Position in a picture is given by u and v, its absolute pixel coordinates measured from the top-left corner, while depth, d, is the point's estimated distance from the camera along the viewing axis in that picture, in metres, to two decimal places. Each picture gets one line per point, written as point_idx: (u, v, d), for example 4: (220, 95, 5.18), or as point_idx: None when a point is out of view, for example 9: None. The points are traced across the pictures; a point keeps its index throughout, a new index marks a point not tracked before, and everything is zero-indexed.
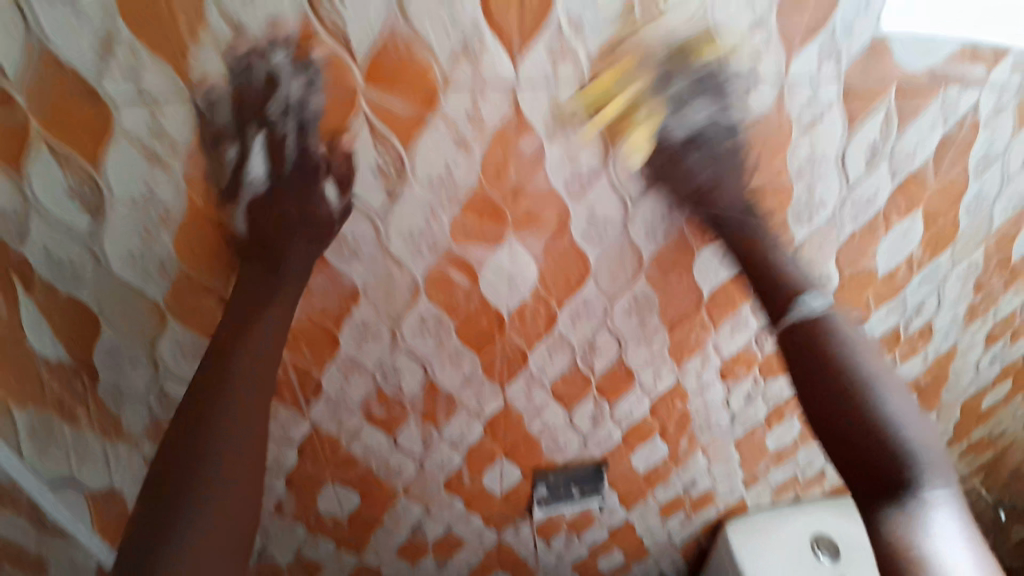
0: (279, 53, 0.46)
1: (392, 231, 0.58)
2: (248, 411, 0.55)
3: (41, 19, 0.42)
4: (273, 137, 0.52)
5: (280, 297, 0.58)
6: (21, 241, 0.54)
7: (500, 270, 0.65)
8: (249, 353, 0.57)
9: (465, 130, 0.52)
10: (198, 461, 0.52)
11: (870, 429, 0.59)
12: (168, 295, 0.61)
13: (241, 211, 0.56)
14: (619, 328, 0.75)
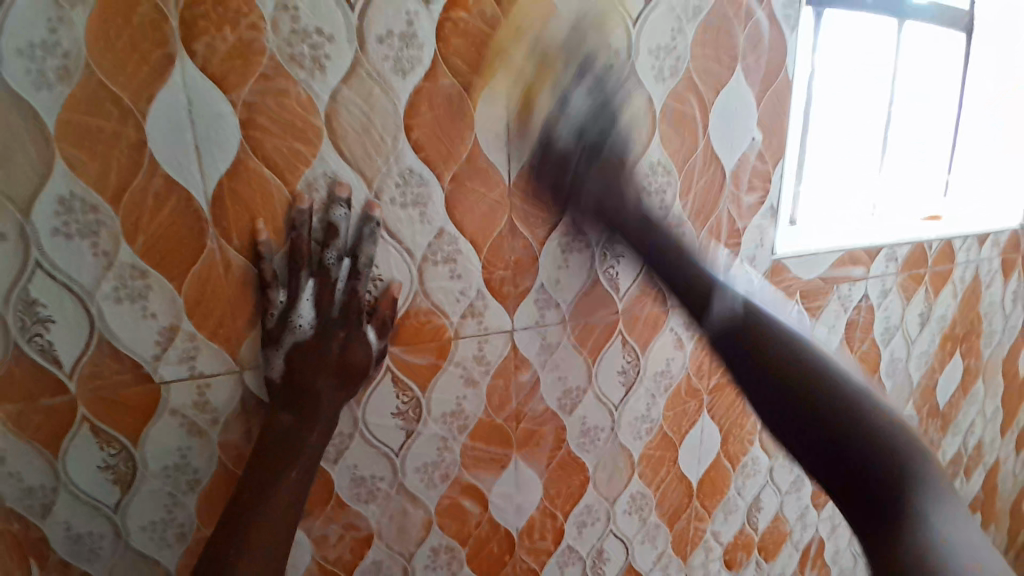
0: (339, 210, 0.51)
1: (408, 466, 0.62)
2: None
3: (110, 316, 0.49)
4: (325, 284, 0.51)
5: (280, 495, 0.51)
6: (43, 517, 0.52)
7: (508, 489, 0.68)
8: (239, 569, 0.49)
9: (472, 368, 0.61)
10: None
11: (824, 411, 0.39)
12: (183, 559, 0.58)
13: (279, 357, 0.53)
14: (623, 529, 0.77)
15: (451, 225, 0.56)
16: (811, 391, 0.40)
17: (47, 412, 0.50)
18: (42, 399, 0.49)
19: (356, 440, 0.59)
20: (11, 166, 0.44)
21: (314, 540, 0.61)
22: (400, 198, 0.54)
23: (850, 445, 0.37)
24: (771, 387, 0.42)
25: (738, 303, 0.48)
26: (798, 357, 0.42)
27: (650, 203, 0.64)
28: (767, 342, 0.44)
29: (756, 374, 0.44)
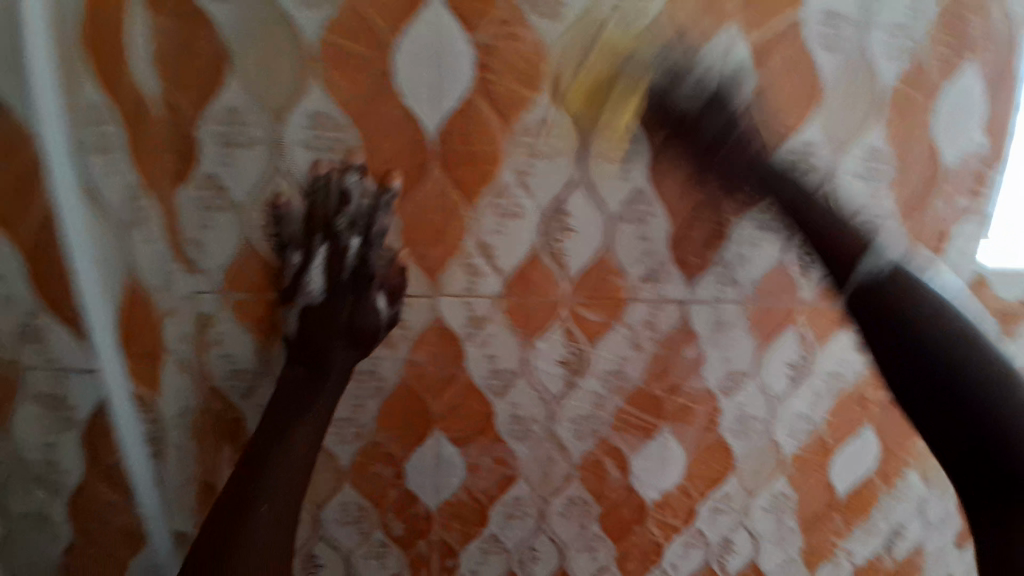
0: (352, 175, 0.47)
1: (562, 414, 0.64)
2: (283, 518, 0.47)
3: None
4: (336, 251, 0.48)
5: (298, 441, 0.49)
6: (244, 399, 0.56)
7: (649, 459, 0.68)
8: (262, 515, 0.47)
9: (641, 332, 0.61)
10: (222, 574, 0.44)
11: (951, 364, 0.48)
12: (354, 460, 0.64)
13: (292, 316, 0.51)
14: (757, 525, 0.74)
15: (649, 185, 0.55)
16: (921, 324, 0.50)
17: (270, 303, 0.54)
18: (269, 294, 0.53)
19: (521, 380, 0.62)
20: (274, 78, 0.49)
21: (469, 467, 0.66)
22: (604, 154, 0.54)
23: (988, 430, 0.47)
24: (931, 382, 0.49)
25: (889, 269, 0.53)
26: (984, 375, 0.48)
27: (860, 188, 0.59)
28: (838, 243, 0.54)
29: (928, 347, 0.49)
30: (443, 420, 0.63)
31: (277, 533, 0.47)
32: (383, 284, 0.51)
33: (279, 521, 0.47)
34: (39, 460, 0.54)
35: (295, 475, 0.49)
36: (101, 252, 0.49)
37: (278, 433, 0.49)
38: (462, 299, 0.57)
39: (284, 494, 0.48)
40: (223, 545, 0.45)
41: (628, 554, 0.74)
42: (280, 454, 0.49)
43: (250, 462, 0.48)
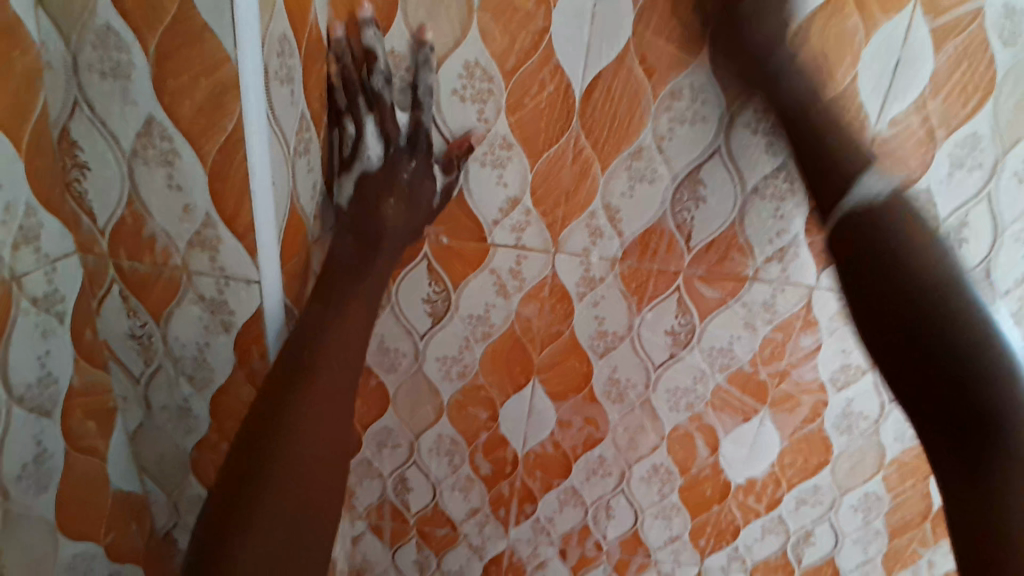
0: (370, 32, 0.50)
1: (660, 384, 0.64)
2: (330, 385, 0.53)
3: (473, 175, 0.55)
4: (382, 113, 0.53)
5: (353, 314, 0.55)
6: None
7: (741, 441, 0.68)
8: (299, 426, 0.51)
9: (757, 314, 0.60)
10: (277, 423, 0.50)
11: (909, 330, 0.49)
12: (455, 397, 0.68)
13: (348, 180, 0.56)
14: (842, 523, 0.72)
15: (795, 163, 0.52)
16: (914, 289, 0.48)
17: None
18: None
19: (626, 344, 0.62)
20: (434, 25, 0.50)
21: (560, 421, 0.68)
22: (755, 124, 0.51)
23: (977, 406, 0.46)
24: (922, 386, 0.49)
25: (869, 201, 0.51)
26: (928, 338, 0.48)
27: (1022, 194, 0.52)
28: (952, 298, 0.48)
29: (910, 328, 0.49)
30: (543, 372, 0.65)
31: (311, 443, 0.51)
32: (439, 158, 0.54)
33: (309, 429, 0.51)
34: (190, 357, 0.54)
35: (348, 341, 0.55)
36: (275, 174, 0.47)
37: (310, 342, 0.53)
38: (579, 258, 0.58)
39: (330, 383, 0.53)
40: (280, 397, 0.51)
41: (702, 529, 0.75)
42: (313, 366, 0.53)
43: (281, 375, 0.52)
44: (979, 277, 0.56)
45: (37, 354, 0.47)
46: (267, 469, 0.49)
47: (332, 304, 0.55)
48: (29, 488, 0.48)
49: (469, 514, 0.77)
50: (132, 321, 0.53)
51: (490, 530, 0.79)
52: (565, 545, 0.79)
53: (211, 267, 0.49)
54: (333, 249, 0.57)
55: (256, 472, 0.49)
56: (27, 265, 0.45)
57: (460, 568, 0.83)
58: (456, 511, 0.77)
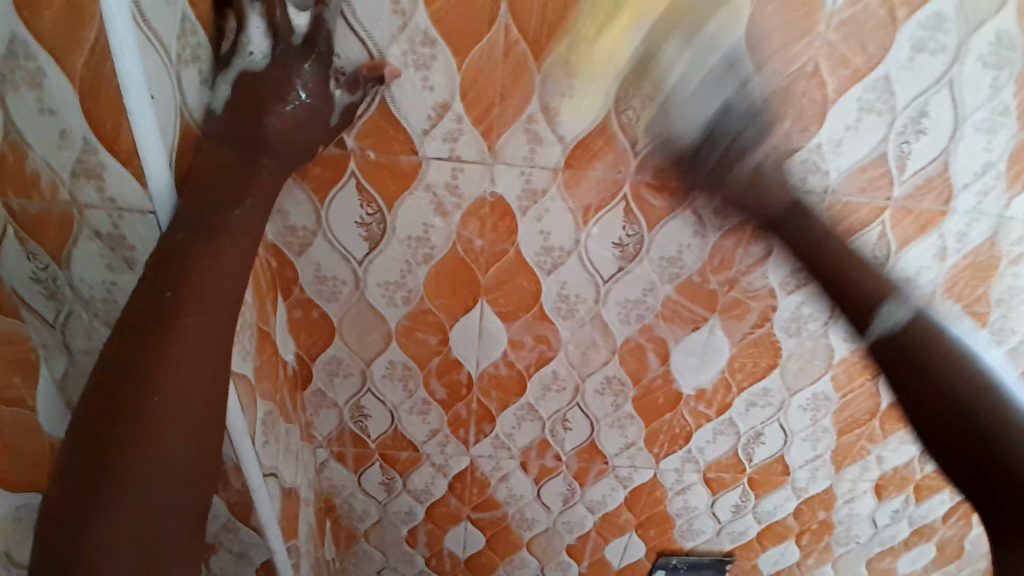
0: None
1: (611, 299, 0.63)
2: (206, 323, 0.45)
3: (394, 78, 0.49)
4: (273, 4, 0.44)
5: (229, 232, 0.46)
6: (300, 253, 0.60)
7: (692, 350, 0.68)
8: (168, 371, 0.44)
9: (708, 220, 0.58)
10: (144, 371, 0.43)
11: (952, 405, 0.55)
12: (402, 322, 0.65)
13: (227, 80, 0.46)
14: (791, 422, 0.75)
15: (746, 53, 0.48)
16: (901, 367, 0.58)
17: (324, 160, 0.53)
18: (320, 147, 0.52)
19: (574, 259, 0.60)
20: None
21: (512, 342, 0.67)
22: (700, 9, 0.46)
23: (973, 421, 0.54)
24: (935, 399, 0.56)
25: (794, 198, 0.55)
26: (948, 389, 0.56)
27: (982, 77, 0.49)
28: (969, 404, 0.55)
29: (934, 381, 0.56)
30: (490, 292, 0.63)
31: (183, 405, 0.45)
32: (337, 75, 0.48)
33: (179, 390, 0.44)
34: (101, 298, 0.51)
35: (223, 266, 0.46)
36: (156, 91, 0.42)
37: (171, 275, 0.44)
38: (519, 169, 0.54)
39: (204, 318, 0.45)
40: (141, 337, 0.43)
41: (657, 434, 0.77)
42: (182, 309, 0.44)
43: (142, 319, 0.44)
44: (938, 169, 0.54)
45: None
46: (130, 434, 0.42)
47: (197, 225, 0.45)
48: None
49: (430, 435, 0.78)
50: (33, 264, 0.48)
51: (452, 450, 0.80)
52: (526, 458, 0.80)
53: (100, 199, 0.45)
54: (200, 160, 0.46)
55: (116, 438, 0.42)
56: None
57: (426, 486, 0.85)
58: (416, 433, 0.78)
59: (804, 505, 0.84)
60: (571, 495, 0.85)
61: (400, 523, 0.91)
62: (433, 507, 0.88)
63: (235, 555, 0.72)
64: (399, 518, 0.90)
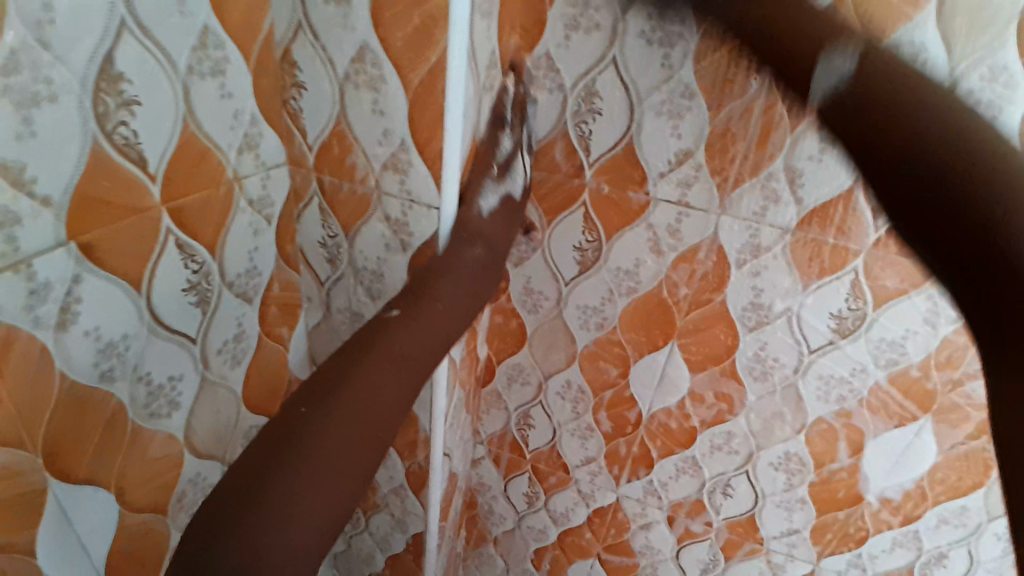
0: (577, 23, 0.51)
1: (811, 370, 0.60)
2: (411, 356, 0.47)
3: (645, 123, 0.53)
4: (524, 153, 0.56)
5: (447, 297, 0.51)
6: (518, 265, 0.66)
7: (890, 448, 0.62)
8: (364, 383, 0.45)
9: (943, 310, 0.53)
10: (347, 377, 0.45)
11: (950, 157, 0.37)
12: (589, 346, 0.69)
13: (494, 195, 0.54)
14: (981, 551, 0.64)
15: None
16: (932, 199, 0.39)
17: (562, 187, 0.60)
18: (560, 175, 0.59)
19: (781, 322, 0.59)
20: None
21: (692, 392, 0.67)
22: (975, 95, 0.44)
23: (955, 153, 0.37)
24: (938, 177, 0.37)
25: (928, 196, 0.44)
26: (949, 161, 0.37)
27: None
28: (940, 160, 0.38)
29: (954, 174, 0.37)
30: (683, 336, 0.64)
31: (355, 427, 0.43)
32: (581, 136, 0.56)
33: (361, 406, 0.44)
34: (371, 268, 0.58)
35: (438, 322, 0.49)
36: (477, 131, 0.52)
37: (396, 315, 0.49)
38: (746, 222, 0.55)
39: (409, 350, 0.47)
40: (357, 353, 0.47)
41: (827, 529, 0.70)
42: (380, 344, 0.47)
43: (348, 349, 0.48)
44: None
45: (248, 249, 0.55)
46: (300, 436, 0.42)
47: (424, 287, 0.51)
48: (226, 363, 0.56)
49: (583, 462, 0.80)
50: (325, 231, 0.59)
51: (601, 482, 0.81)
52: (673, 513, 0.78)
53: (398, 188, 0.52)
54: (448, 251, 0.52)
55: (288, 441, 0.41)
56: (248, 169, 0.53)
57: (565, 511, 0.87)
58: (571, 456, 0.80)
59: None
60: (711, 566, 0.81)
61: (531, 540, 0.93)
62: (566, 534, 0.90)
63: (394, 519, 0.80)
64: (532, 535, 0.93)
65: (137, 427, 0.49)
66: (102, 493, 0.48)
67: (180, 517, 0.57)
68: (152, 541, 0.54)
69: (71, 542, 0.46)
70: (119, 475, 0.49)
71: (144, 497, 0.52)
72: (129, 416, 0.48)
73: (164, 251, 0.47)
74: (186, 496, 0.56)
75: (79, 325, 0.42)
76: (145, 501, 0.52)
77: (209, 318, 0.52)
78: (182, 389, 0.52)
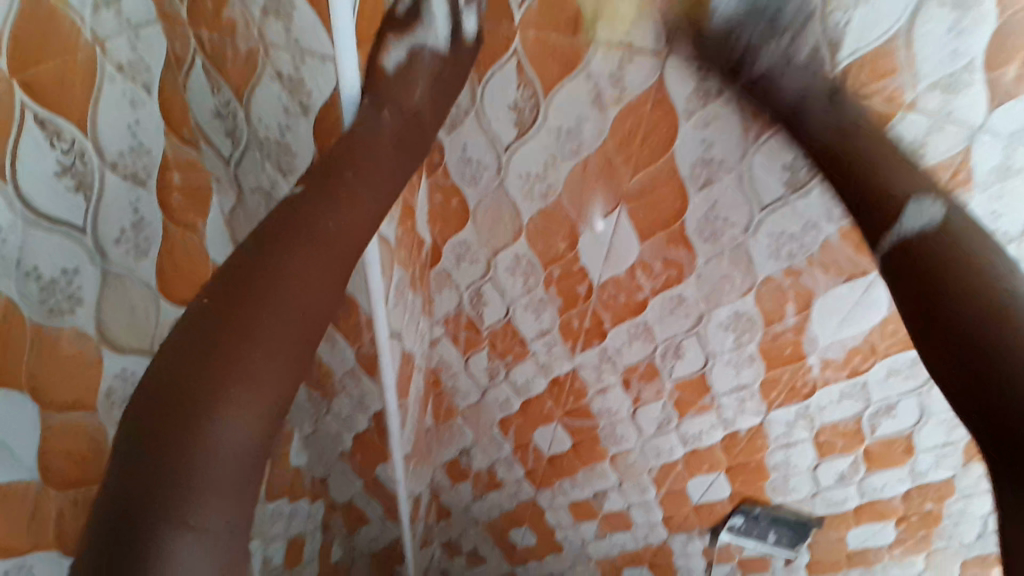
0: None
1: (763, 228, 0.58)
2: (307, 277, 0.44)
3: None
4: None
5: (363, 186, 0.48)
6: (450, 131, 0.61)
7: (839, 304, 0.62)
8: (268, 311, 0.42)
9: (901, 155, 0.48)
10: (238, 334, 0.41)
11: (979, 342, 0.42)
12: (536, 216, 0.65)
13: (400, 49, 0.52)
14: (932, 402, 0.67)
15: None
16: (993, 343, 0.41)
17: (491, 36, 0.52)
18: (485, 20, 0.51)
19: (732, 177, 0.55)
20: None
21: (641, 261, 0.65)
22: None
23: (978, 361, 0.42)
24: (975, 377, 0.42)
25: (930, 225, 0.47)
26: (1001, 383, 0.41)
27: None
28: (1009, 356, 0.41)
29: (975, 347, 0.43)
30: (633, 200, 0.60)
31: (267, 389, 0.41)
32: None
33: (263, 338, 0.41)
34: (276, 138, 0.54)
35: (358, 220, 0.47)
36: None
37: (297, 224, 0.45)
38: (692, 64, 0.49)
39: (309, 278, 0.44)
40: (240, 282, 0.42)
41: (774, 383, 0.73)
42: (264, 281, 0.42)
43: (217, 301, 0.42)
44: None
45: (128, 123, 0.48)
46: (216, 379, 0.39)
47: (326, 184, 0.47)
48: (129, 254, 0.51)
49: (538, 335, 0.79)
50: (219, 99, 0.54)
51: (558, 352, 0.81)
52: (628, 377, 0.80)
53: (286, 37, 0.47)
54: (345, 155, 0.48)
55: (202, 391, 0.39)
56: (108, 27, 0.45)
57: (526, 381, 0.88)
58: (527, 329, 0.79)
59: (912, 488, 0.80)
60: (666, 422, 0.85)
61: (497, 409, 0.96)
62: (528, 403, 0.92)
63: (355, 400, 0.81)
64: (497, 406, 0.95)
65: (38, 326, 0.45)
66: (15, 395, 0.45)
67: (115, 414, 0.55)
68: (86, 438, 0.53)
69: None
70: (29, 377, 0.46)
71: (65, 394, 0.50)
72: (25, 315, 0.44)
73: (22, 132, 0.40)
74: (115, 393, 0.54)
75: None
76: (67, 400, 0.50)
77: (94, 204, 0.47)
78: (82, 284, 0.48)
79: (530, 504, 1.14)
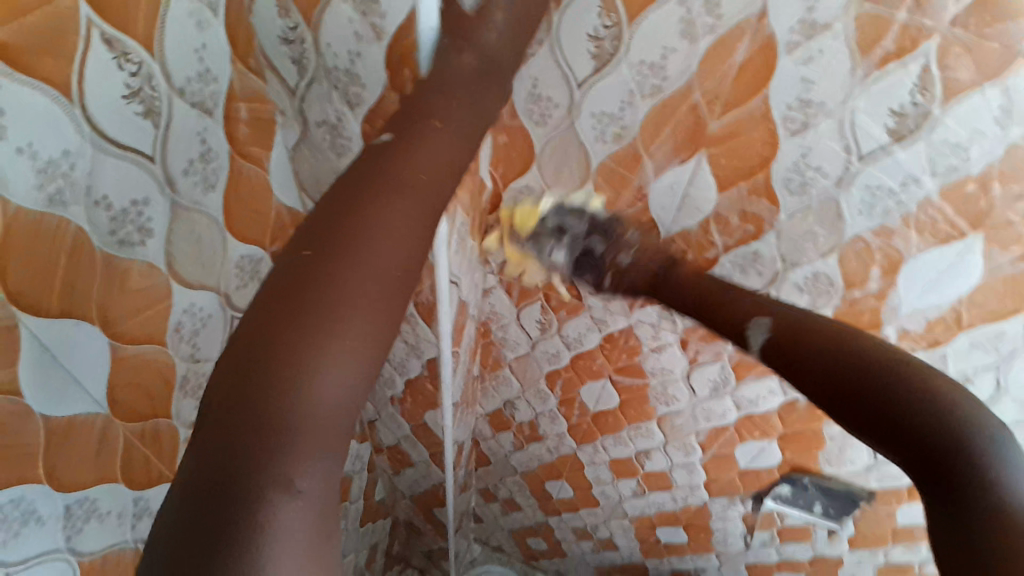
0: None
1: (857, 181, 0.53)
2: (399, 222, 0.42)
3: None
4: None
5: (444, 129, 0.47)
6: (525, 66, 0.57)
7: (931, 269, 0.56)
8: (362, 254, 0.39)
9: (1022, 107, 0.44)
10: (335, 277, 0.38)
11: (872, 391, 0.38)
12: (607, 160, 0.61)
13: None
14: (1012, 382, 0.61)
15: None
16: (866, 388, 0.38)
17: None
18: None
19: (830, 123, 0.50)
20: None
21: (717, 215, 0.61)
22: None
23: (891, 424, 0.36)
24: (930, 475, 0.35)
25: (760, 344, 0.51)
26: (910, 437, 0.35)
27: None
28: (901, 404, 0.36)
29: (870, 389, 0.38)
30: (715, 145, 0.55)
31: (364, 336, 0.37)
32: None
33: (360, 282, 0.39)
34: (344, 66, 0.54)
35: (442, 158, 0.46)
36: None
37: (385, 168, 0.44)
38: None
39: (401, 223, 0.42)
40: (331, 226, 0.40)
41: None
42: (356, 224, 0.41)
43: (307, 248, 0.39)
44: None
45: (194, 46, 0.46)
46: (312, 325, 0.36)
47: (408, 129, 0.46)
48: (197, 187, 0.51)
49: (596, 290, 0.77)
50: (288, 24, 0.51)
51: (614, 308, 0.78)
52: (686, 337, 0.78)
53: None
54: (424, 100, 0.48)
55: (300, 339, 0.35)
56: None
57: (578, 336, 0.86)
58: (585, 282, 0.76)
59: None
60: (722, 386, 0.82)
61: (545, 363, 0.95)
62: (578, 358, 0.90)
63: (408, 345, 0.81)
64: (545, 359, 0.94)
65: (108, 257, 0.45)
66: (88, 326, 0.46)
67: (183, 347, 0.56)
68: (155, 371, 0.54)
69: (62, 375, 0.45)
70: (101, 306, 0.46)
71: (134, 328, 0.50)
72: (95, 244, 0.44)
73: (92, 50, 0.39)
74: (183, 326, 0.55)
75: (7, 140, 0.36)
76: (139, 332, 0.51)
77: (163, 133, 0.46)
78: (150, 215, 0.47)
79: (569, 458, 1.14)
